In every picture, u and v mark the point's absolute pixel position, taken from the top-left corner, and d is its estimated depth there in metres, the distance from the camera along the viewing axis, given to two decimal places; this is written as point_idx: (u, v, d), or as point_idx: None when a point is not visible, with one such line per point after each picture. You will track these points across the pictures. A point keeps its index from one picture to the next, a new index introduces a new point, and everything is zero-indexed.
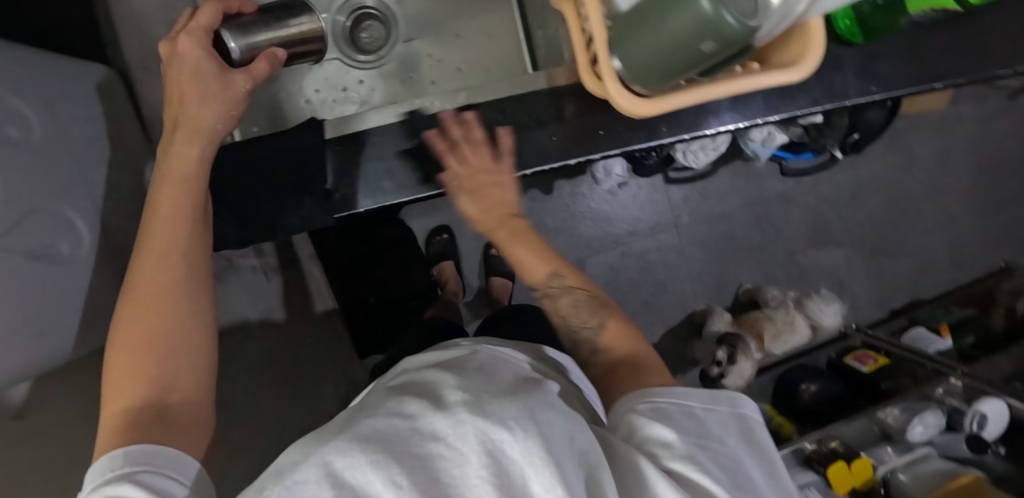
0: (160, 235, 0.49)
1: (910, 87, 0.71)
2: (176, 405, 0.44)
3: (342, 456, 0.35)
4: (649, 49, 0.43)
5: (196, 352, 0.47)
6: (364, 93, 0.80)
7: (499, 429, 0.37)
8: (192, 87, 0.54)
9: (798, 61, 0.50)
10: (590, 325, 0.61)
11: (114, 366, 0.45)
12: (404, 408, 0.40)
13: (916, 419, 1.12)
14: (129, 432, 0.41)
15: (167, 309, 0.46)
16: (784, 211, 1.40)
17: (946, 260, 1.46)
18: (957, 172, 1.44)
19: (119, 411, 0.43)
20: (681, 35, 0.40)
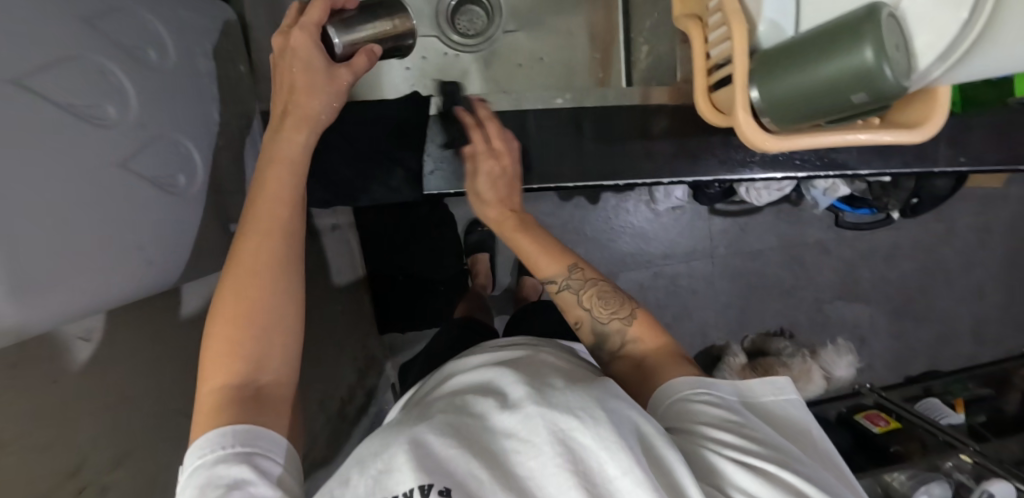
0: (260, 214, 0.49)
1: (995, 164, 0.71)
2: (267, 386, 0.44)
3: (414, 446, 0.35)
4: (792, 86, 0.43)
5: (287, 334, 0.46)
6: (454, 76, 0.82)
7: (570, 419, 0.36)
8: (303, 79, 0.55)
9: (918, 123, 0.50)
10: (622, 314, 0.57)
11: (210, 343, 0.45)
12: (469, 403, 0.40)
13: (922, 487, 1.11)
14: (227, 412, 0.41)
15: (265, 285, 0.46)
16: (819, 259, 1.40)
17: (969, 335, 1.47)
18: (994, 250, 1.45)
19: (217, 390, 0.43)
20: (833, 80, 0.41)
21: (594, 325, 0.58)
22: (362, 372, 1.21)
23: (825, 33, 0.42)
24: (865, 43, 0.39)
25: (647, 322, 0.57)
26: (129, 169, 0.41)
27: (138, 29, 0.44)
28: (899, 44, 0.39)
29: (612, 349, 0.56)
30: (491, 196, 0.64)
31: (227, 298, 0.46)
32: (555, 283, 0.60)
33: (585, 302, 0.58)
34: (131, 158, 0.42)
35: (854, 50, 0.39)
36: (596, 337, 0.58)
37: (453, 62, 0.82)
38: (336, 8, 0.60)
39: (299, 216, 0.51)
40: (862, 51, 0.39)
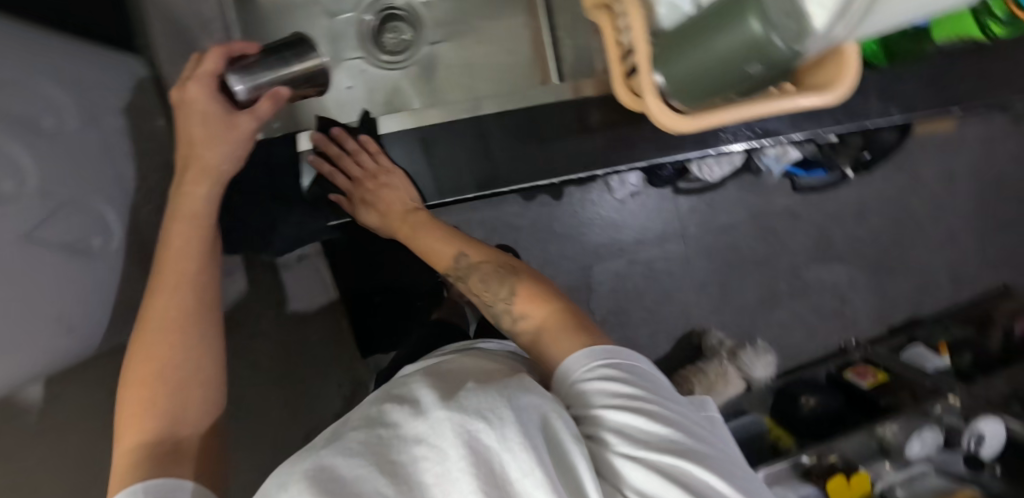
0: (171, 251, 0.51)
1: (928, 112, 0.72)
2: (186, 439, 0.45)
3: (322, 471, 0.34)
4: (694, 65, 0.43)
5: (203, 382, 0.48)
6: (387, 95, 0.81)
7: (478, 421, 0.36)
8: (202, 132, 0.54)
9: (831, 84, 0.50)
10: None
11: (124, 406, 0.45)
12: (384, 414, 0.39)
13: (915, 436, 1.13)
14: (145, 466, 0.42)
15: (175, 332, 0.48)
16: (789, 224, 1.41)
17: (946, 277, 1.48)
18: (960, 192, 1.46)
19: (132, 446, 0.43)
20: (728, 55, 0.41)
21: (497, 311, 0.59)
22: (348, 398, 1.20)
23: (717, 8, 0.42)
24: (750, 15, 0.39)
25: None
26: (35, 242, 0.41)
27: (30, 97, 0.44)
28: None
29: None
30: None
31: (138, 363, 0.46)
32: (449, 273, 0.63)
33: None
34: (37, 231, 0.41)
35: (741, 24, 0.39)
36: None
37: (384, 81, 0.81)
38: (236, 55, 0.58)
39: (209, 289, 0.51)
40: (749, 24, 0.39)
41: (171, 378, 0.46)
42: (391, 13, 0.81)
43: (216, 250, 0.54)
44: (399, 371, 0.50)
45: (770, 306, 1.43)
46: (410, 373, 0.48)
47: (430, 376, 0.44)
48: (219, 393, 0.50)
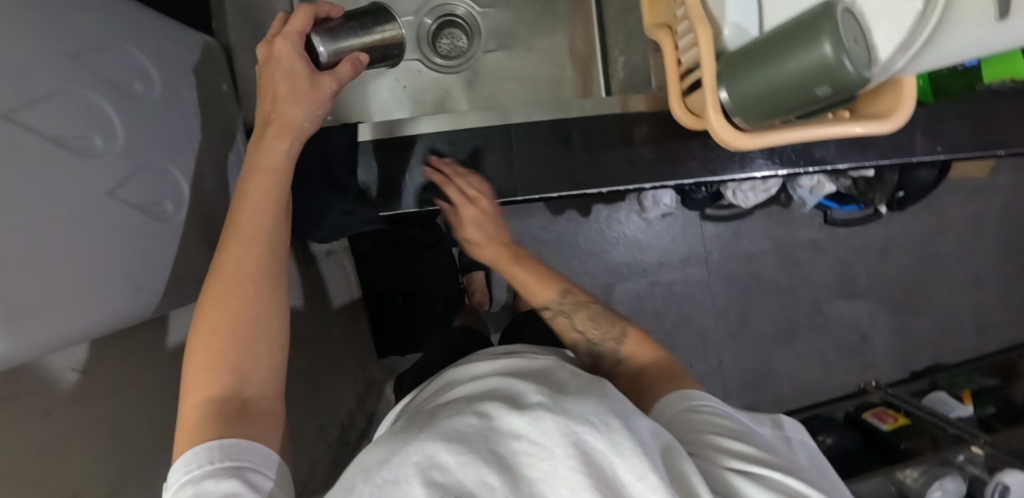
0: (246, 215, 0.51)
1: (972, 151, 0.72)
2: (253, 398, 0.47)
3: (425, 455, 0.34)
4: (762, 84, 0.45)
5: (271, 346, 0.49)
6: (438, 98, 0.84)
7: (586, 426, 0.36)
8: (286, 88, 0.54)
9: (888, 113, 0.51)
10: (613, 334, 0.63)
11: (193, 362, 0.47)
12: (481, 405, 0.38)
13: (936, 483, 1.09)
14: (218, 423, 0.44)
15: (250, 292, 0.48)
16: (814, 258, 1.41)
17: (970, 324, 1.47)
18: (988, 239, 1.45)
19: (200, 403, 0.45)
20: (798, 77, 0.43)
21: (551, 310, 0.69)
22: (362, 396, 1.20)
23: (789, 31, 0.44)
24: (825, 39, 0.41)
25: (640, 337, 0.64)
26: (116, 198, 0.43)
27: (123, 63, 0.47)
28: (857, 38, 0.41)
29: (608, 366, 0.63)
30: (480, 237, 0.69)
31: (206, 321, 0.47)
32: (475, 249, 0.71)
33: (579, 325, 0.65)
34: (118, 187, 0.44)
35: (814, 47, 0.41)
36: (592, 355, 0.64)
37: (435, 83, 0.84)
38: (321, 16, 0.59)
39: (281, 256, 0.51)
40: (822, 48, 0.41)
41: (240, 337, 0.47)
42: (448, 20, 0.85)
43: (286, 216, 0.53)
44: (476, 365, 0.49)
45: (790, 338, 1.42)
46: (491, 373, 0.46)
47: (528, 379, 0.42)
48: (282, 356, 0.50)
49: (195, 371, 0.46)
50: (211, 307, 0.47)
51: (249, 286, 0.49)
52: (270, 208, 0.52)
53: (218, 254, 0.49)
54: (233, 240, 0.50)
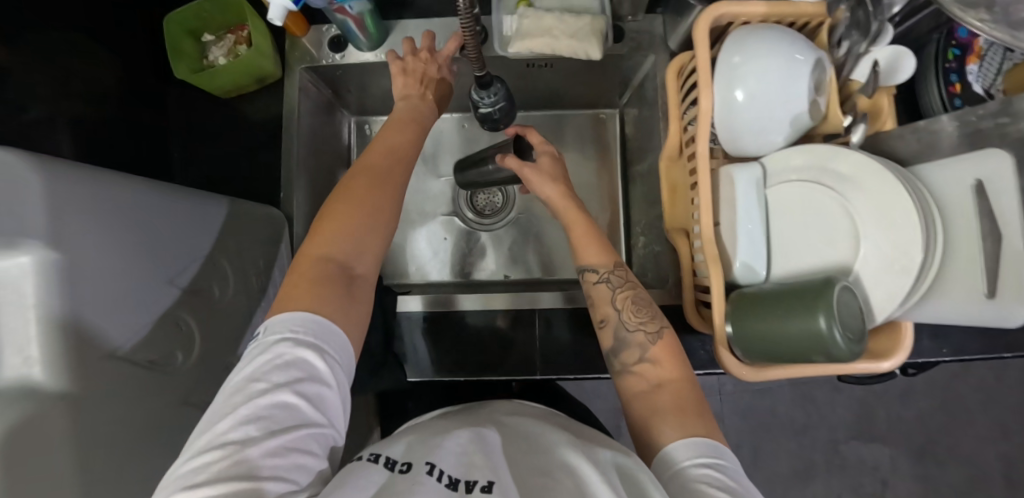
0: (380, 153, 0.60)
1: (979, 354, 0.75)
2: (356, 275, 0.54)
3: (470, 443, 0.47)
4: (766, 333, 0.53)
5: (379, 234, 0.56)
6: (470, 253, 0.90)
7: (578, 458, 0.47)
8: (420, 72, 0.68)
9: (886, 352, 0.56)
10: (649, 329, 0.60)
11: (314, 233, 0.54)
12: (516, 430, 0.52)
13: None
14: (325, 286, 0.51)
15: (372, 196, 0.57)
16: (830, 396, 1.41)
17: (998, 476, 1.41)
18: (1014, 387, 1.43)
19: (318, 261, 0.52)
20: (797, 336, 0.51)
21: (617, 329, 0.61)
22: None
23: (792, 293, 0.52)
24: (819, 315, 0.49)
25: (671, 344, 0.59)
26: (185, 404, 0.50)
27: (210, 273, 0.55)
28: (849, 314, 0.49)
29: (624, 360, 0.60)
30: (592, 254, 0.64)
31: (336, 205, 0.56)
32: (595, 274, 0.63)
33: (617, 303, 0.61)
34: (188, 393, 0.51)
35: (813, 321, 0.49)
36: (615, 343, 0.61)
37: (469, 238, 0.91)
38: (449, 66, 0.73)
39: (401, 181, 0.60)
40: (818, 321, 0.49)
41: (358, 224, 0.55)
42: None
43: (406, 160, 0.62)
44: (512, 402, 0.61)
45: (806, 479, 1.39)
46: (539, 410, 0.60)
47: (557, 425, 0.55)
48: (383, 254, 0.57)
49: (318, 237, 0.54)
50: (338, 197, 0.56)
51: (377, 185, 0.58)
52: (401, 158, 0.62)
53: (348, 176, 0.58)
54: (362, 164, 0.59)
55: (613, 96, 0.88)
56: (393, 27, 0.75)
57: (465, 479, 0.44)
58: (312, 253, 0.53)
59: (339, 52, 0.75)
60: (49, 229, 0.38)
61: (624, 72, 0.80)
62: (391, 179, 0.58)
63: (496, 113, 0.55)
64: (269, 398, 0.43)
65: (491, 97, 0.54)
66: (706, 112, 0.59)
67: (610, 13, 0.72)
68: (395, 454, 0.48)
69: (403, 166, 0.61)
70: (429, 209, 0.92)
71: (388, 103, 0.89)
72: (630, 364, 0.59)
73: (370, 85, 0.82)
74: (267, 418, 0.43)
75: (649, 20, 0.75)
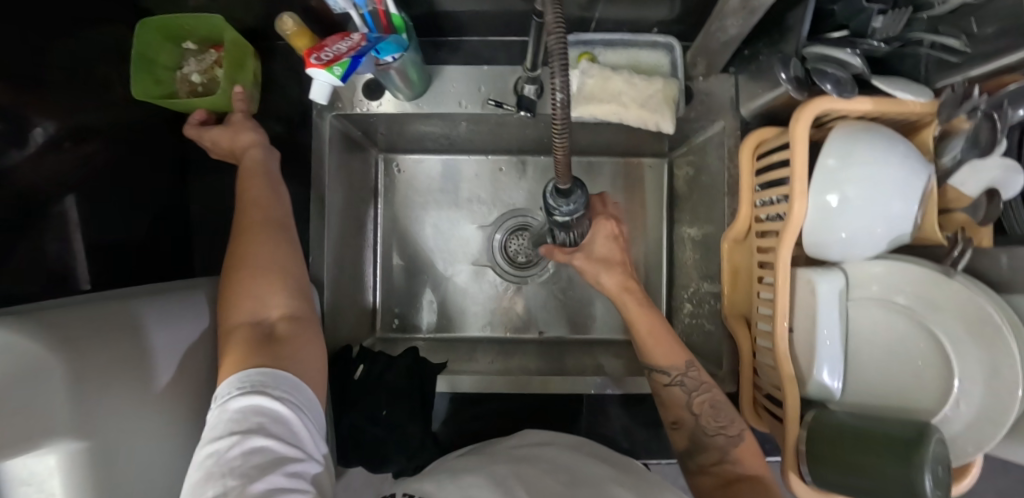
0: (250, 208, 0.56)
1: None
2: (279, 321, 0.51)
3: (498, 478, 0.47)
4: (847, 470, 0.50)
5: (287, 272, 0.54)
6: (504, 306, 0.84)
7: None
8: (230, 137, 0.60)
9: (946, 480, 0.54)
10: (729, 431, 0.60)
11: (230, 299, 0.52)
12: (561, 468, 0.50)
13: None
14: (247, 352, 0.48)
15: (252, 254, 0.53)
16: None
17: None
18: None
19: (237, 328, 0.50)
20: (884, 483, 0.48)
21: (695, 433, 0.61)
22: None
23: (882, 432, 0.49)
24: (917, 472, 0.46)
25: (752, 446, 0.60)
26: None
27: None
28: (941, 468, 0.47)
29: (702, 461, 0.60)
30: (663, 355, 0.61)
31: (238, 266, 0.53)
32: (667, 377, 0.61)
33: (694, 407, 0.61)
34: None
35: (907, 470, 0.46)
36: (693, 443, 0.61)
37: (501, 291, 0.85)
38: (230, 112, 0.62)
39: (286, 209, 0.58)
40: (912, 476, 0.46)
41: (265, 269, 0.53)
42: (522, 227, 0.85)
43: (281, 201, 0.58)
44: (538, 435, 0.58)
45: None
46: (570, 440, 0.57)
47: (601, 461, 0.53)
48: (305, 296, 0.55)
49: (235, 301, 0.52)
50: (237, 253, 0.53)
51: (268, 232, 0.55)
52: (269, 203, 0.57)
53: (231, 248, 0.54)
54: (245, 219, 0.56)
55: (663, 146, 0.81)
56: (438, 74, 0.67)
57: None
58: (234, 322, 0.50)
59: (376, 99, 0.67)
60: (70, 420, 0.37)
61: (684, 130, 0.73)
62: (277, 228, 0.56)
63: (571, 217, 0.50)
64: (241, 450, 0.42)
65: (570, 205, 0.47)
66: (799, 217, 0.54)
67: (682, 75, 0.65)
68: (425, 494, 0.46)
69: (281, 218, 0.57)
70: (459, 256, 0.85)
71: (419, 143, 0.81)
72: (710, 467, 0.59)
73: (405, 128, 0.75)
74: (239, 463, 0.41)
75: (719, 82, 0.68)
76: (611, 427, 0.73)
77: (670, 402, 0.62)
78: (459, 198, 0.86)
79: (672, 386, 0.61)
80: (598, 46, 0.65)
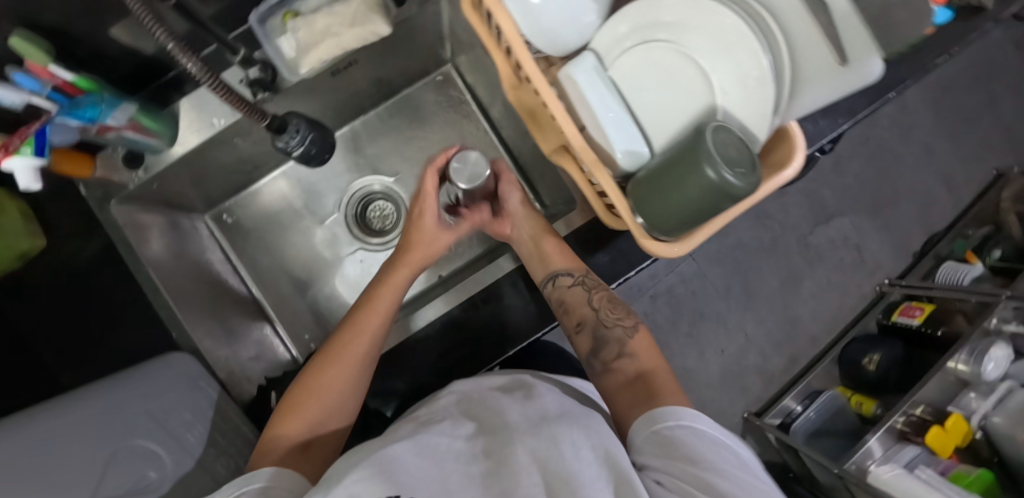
0: (360, 338, 0.63)
1: (870, 107, 0.77)
2: (310, 437, 0.59)
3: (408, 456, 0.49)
4: (671, 206, 0.51)
5: (343, 392, 0.62)
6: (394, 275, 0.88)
7: (553, 447, 0.50)
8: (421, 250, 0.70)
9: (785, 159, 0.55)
10: (625, 326, 0.68)
11: (296, 393, 0.61)
12: (488, 432, 0.55)
13: (985, 356, 1.10)
14: (272, 463, 0.56)
15: (334, 384, 0.61)
16: (779, 202, 1.50)
17: (941, 188, 1.54)
18: (918, 110, 1.54)
19: (279, 436, 0.58)
20: (699, 198, 0.49)
21: (596, 328, 0.68)
22: None
23: (675, 158, 0.50)
24: (704, 168, 0.47)
25: (647, 343, 0.67)
26: None
27: None
28: (731, 152, 0.47)
29: (607, 358, 0.67)
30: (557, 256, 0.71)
31: (314, 372, 0.62)
32: (570, 278, 0.69)
33: (596, 305, 0.69)
34: None
35: (702, 175, 0.47)
36: (598, 339, 0.68)
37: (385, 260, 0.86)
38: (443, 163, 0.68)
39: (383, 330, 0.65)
40: (706, 174, 0.47)
41: (329, 381, 0.61)
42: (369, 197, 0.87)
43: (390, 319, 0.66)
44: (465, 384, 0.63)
45: (796, 282, 1.49)
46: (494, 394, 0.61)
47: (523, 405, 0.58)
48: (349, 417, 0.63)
49: (291, 408, 0.60)
50: (319, 366, 0.62)
51: (360, 352, 0.63)
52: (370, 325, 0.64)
53: (319, 357, 0.63)
54: (359, 324, 0.64)
55: (440, 54, 0.82)
56: (176, 111, 0.67)
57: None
58: (276, 429, 0.59)
59: (140, 167, 0.67)
60: None
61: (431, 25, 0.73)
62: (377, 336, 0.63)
63: (307, 147, 0.61)
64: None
65: (295, 137, 0.59)
66: (510, 21, 0.54)
67: None
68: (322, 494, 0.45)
69: (375, 354, 0.64)
70: (331, 253, 0.86)
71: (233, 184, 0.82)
72: (610, 362, 0.66)
73: (199, 178, 0.75)
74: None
75: None
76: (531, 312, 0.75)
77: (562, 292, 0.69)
78: (303, 211, 0.86)
79: (575, 284, 0.69)
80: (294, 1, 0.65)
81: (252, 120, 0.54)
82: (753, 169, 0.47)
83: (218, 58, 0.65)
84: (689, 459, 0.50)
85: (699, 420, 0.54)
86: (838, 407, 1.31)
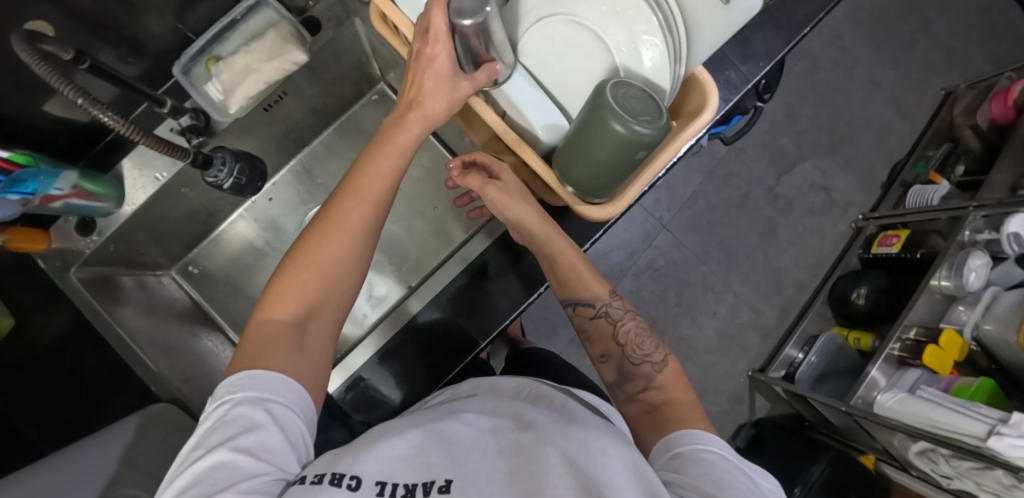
0: (352, 210, 0.54)
1: (789, 45, 0.78)
2: (310, 330, 0.52)
3: (436, 432, 0.51)
4: (594, 165, 0.52)
5: (342, 289, 0.54)
6: (366, 292, 0.91)
7: (583, 452, 0.47)
8: (432, 85, 0.54)
9: (702, 104, 0.57)
10: (654, 360, 0.61)
11: (285, 276, 0.53)
12: (522, 427, 0.53)
13: (964, 268, 1.09)
14: (249, 352, 0.49)
15: (380, 168, 0.55)
16: (741, 159, 1.52)
17: (895, 117, 1.56)
18: (858, 47, 1.58)
19: (272, 322, 0.51)
20: (615, 153, 0.50)
21: (621, 363, 0.62)
22: None
23: (584, 121, 0.51)
24: (612, 123, 0.48)
25: (677, 372, 0.61)
26: None
27: None
28: (635, 105, 0.48)
29: (630, 390, 0.61)
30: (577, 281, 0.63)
31: (299, 263, 0.53)
32: (594, 309, 0.64)
33: (620, 337, 0.63)
34: None
35: (612, 130, 0.48)
36: (623, 372, 0.62)
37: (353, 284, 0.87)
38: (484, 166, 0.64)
39: (377, 222, 0.55)
40: (616, 129, 0.48)
41: (322, 266, 0.53)
42: None
43: (379, 218, 0.56)
44: (463, 389, 0.64)
45: (773, 234, 1.51)
46: (516, 402, 0.59)
47: (550, 411, 0.56)
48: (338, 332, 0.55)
49: (277, 294, 0.52)
50: (309, 243, 0.53)
51: (350, 243, 0.54)
52: (364, 213, 0.54)
53: (304, 236, 0.54)
54: (345, 203, 0.54)
55: (370, 73, 0.82)
56: (120, 173, 0.69)
57: (422, 482, 0.46)
58: (266, 315, 0.52)
59: (93, 232, 0.69)
60: None
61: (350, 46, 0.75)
62: (368, 231, 0.55)
63: (236, 178, 0.68)
64: (205, 461, 0.43)
65: (223, 170, 0.65)
66: (406, 25, 0.59)
67: (285, 9, 0.69)
68: (342, 466, 0.46)
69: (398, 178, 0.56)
70: None
71: (193, 236, 0.83)
72: (637, 395, 0.60)
73: (155, 234, 0.77)
74: (192, 470, 0.43)
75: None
76: (494, 305, 0.77)
77: (585, 314, 0.65)
78: (267, 249, 0.86)
79: (599, 318, 0.64)
80: (214, 46, 0.69)
81: (175, 158, 0.59)
82: (660, 116, 0.49)
83: (149, 116, 0.67)
84: (721, 488, 0.46)
85: (725, 446, 0.51)
86: (837, 347, 1.31)
